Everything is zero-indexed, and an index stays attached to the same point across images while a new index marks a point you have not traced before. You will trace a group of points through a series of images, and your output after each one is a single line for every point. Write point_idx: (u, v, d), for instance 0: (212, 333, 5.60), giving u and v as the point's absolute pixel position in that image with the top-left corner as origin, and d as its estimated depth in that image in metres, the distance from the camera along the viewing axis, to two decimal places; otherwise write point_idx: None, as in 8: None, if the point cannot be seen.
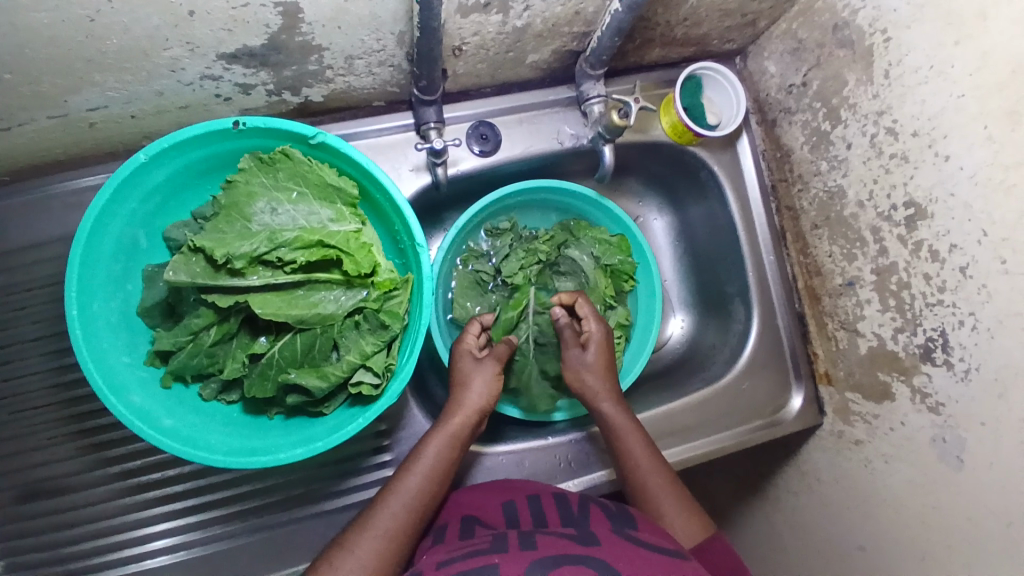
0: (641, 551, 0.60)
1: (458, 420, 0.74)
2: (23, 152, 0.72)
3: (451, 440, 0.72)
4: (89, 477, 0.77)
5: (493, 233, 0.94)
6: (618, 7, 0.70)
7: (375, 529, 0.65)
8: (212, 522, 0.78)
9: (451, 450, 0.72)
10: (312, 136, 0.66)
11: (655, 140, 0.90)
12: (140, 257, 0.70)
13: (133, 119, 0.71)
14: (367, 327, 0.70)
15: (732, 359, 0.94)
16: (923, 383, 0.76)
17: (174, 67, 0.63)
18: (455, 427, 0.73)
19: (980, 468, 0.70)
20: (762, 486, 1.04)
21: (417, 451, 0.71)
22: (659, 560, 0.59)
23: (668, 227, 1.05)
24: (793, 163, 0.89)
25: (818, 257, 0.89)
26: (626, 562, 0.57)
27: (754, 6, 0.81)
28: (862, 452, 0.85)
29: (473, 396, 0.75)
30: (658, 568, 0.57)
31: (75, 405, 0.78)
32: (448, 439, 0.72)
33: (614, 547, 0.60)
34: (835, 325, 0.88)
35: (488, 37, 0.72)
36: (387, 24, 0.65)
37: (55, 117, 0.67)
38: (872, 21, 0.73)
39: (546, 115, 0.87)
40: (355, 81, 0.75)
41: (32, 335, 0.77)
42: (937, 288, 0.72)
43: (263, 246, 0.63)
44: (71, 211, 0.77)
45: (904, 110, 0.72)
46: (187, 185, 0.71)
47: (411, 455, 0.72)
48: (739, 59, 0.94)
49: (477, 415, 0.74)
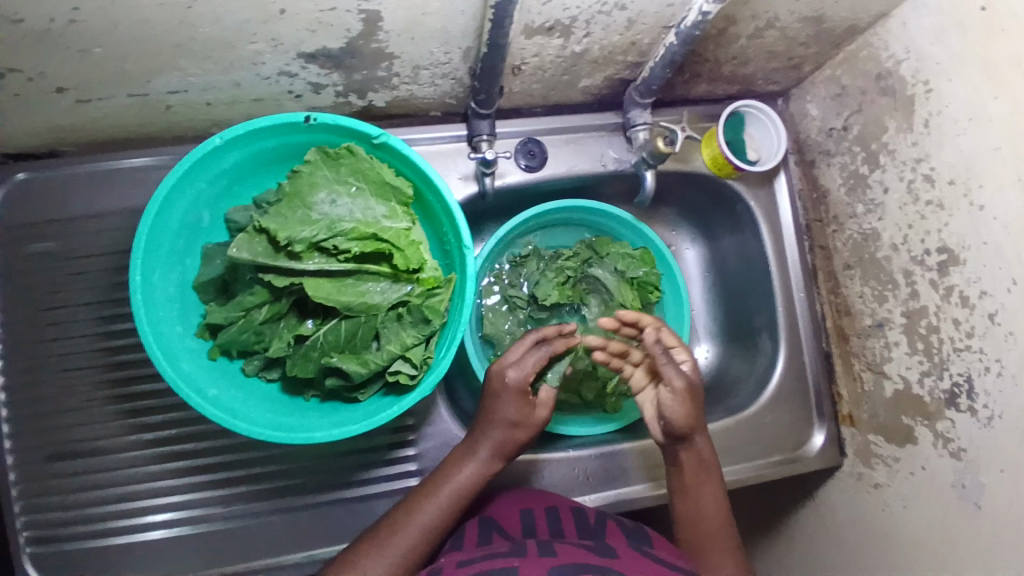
0: (656, 564, 0.63)
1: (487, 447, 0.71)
2: (100, 125, 0.77)
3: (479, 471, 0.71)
4: (123, 441, 0.81)
5: (516, 261, 0.97)
6: (673, 40, 0.74)
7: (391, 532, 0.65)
8: (236, 499, 0.81)
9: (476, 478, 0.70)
10: (376, 136, 0.71)
11: (695, 170, 0.94)
12: (201, 235, 0.75)
13: (208, 107, 0.76)
14: (409, 320, 0.73)
15: (756, 390, 0.95)
16: (947, 428, 0.76)
17: (256, 61, 0.68)
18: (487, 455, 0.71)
19: (998, 515, 0.71)
20: (776, 524, 1.04)
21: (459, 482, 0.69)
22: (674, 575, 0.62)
23: (700, 257, 1.07)
24: (829, 204, 0.92)
25: (848, 297, 0.91)
26: None
27: (801, 50, 0.84)
28: (881, 495, 0.86)
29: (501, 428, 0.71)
30: None
31: (117, 370, 0.81)
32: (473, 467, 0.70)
33: (631, 560, 0.63)
34: (862, 366, 0.90)
35: (548, 59, 0.77)
36: (456, 38, 0.69)
37: (136, 96, 0.72)
38: (914, 72, 0.76)
39: (591, 138, 0.91)
40: (417, 89, 0.79)
41: (84, 300, 0.81)
42: (965, 334, 0.73)
43: (322, 233, 0.67)
44: (134, 186, 0.82)
45: (941, 158, 0.75)
46: (252, 171, 0.76)
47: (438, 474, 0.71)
48: (781, 100, 0.98)
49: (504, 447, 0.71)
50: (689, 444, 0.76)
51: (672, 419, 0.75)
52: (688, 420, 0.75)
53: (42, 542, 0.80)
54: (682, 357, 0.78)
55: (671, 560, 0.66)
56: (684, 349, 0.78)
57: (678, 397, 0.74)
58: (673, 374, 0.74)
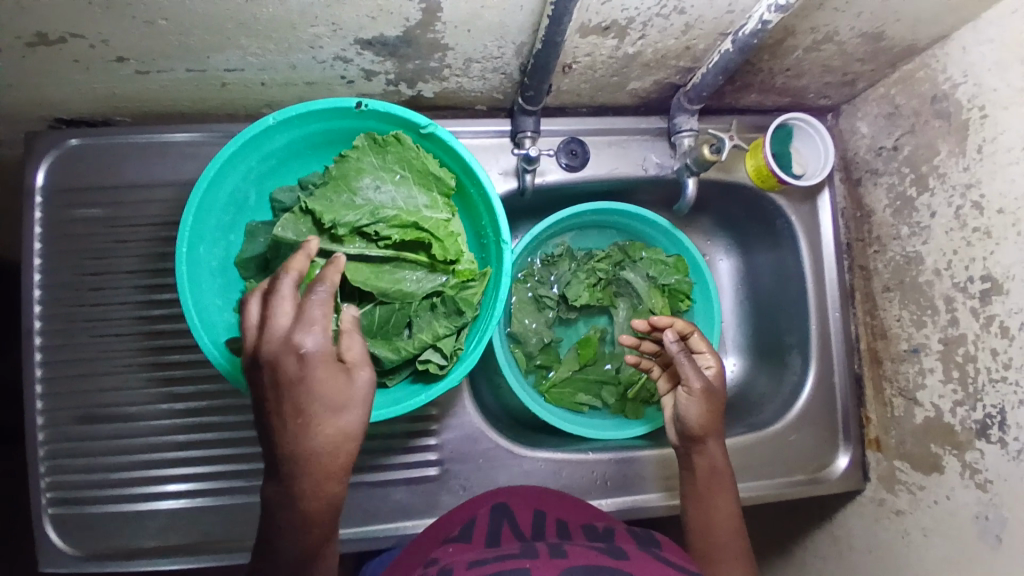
0: (666, 563, 0.63)
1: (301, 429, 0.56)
2: (156, 97, 0.79)
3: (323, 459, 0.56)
4: (155, 409, 0.83)
5: (549, 260, 0.97)
6: (728, 48, 0.73)
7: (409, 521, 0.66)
8: (257, 474, 0.82)
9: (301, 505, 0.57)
10: (424, 126, 0.71)
11: (736, 181, 0.93)
12: (246, 213, 0.76)
13: (262, 87, 0.78)
14: (443, 310, 0.73)
15: (782, 408, 0.94)
16: (975, 458, 0.74)
17: (313, 44, 0.69)
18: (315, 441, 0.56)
19: (1018, 551, 0.69)
20: (791, 543, 1.03)
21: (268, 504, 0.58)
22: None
23: (734, 269, 1.06)
24: (872, 224, 0.90)
25: (885, 321, 0.89)
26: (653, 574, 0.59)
27: (857, 67, 0.83)
28: (901, 523, 0.84)
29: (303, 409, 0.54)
30: None
31: (153, 338, 0.83)
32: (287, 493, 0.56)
33: (642, 560, 0.62)
34: (893, 391, 0.88)
35: (599, 59, 0.76)
36: (511, 34, 0.70)
37: (194, 71, 0.73)
38: (972, 96, 0.74)
39: (634, 142, 0.91)
40: (467, 82, 0.80)
41: (128, 268, 0.84)
42: (1002, 365, 0.71)
43: (365, 219, 0.69)
44: (186, 160, 0.84)
45: (993, 185, 0.73)
46: (300, 154, 0.77)
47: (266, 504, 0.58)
48: (831, 116, 0.96)
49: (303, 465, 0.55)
50: (704, 450, 0.78)
51: (688, 420, 0.78)
52: (703, 423, 0.77)
53: (63, 502, 0.82)
54: (709, 363, 0.80)
55: (679, 561, 0.65)
56: (712, 355, 0.80)
57: (696, 397, 0.76)
58: (691, 374, 0.76)
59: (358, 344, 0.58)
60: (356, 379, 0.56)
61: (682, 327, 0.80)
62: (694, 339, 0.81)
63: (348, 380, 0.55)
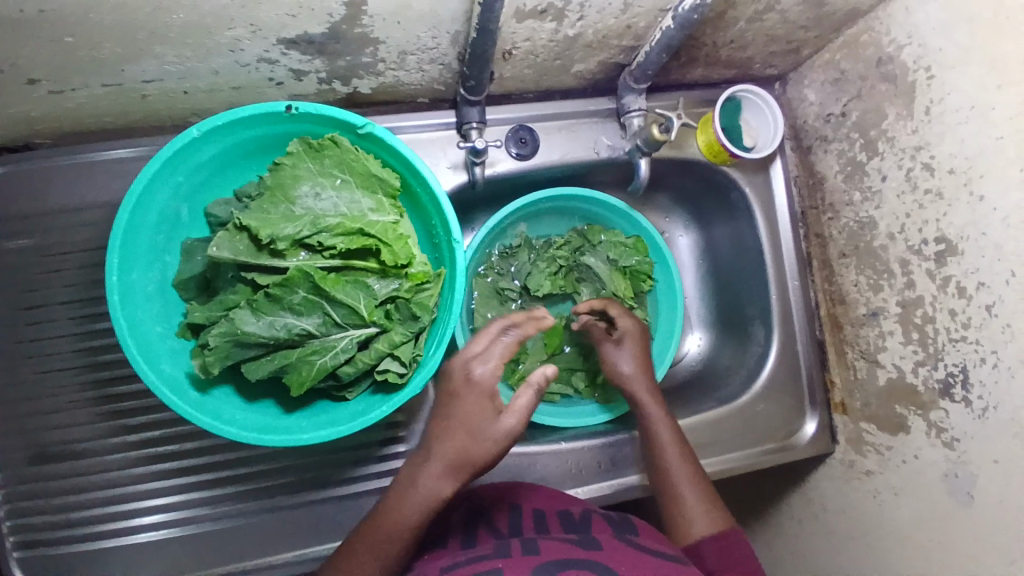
0: (639, 552, 0.62)
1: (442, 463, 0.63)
2: (73, 115, 0.73)
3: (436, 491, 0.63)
4: (107, 443, 0.79)
5: (507, 252, 0.95)
6: (670, 24, 0.71)
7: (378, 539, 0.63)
8: (223, 499, 0.79)
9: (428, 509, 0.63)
10: (361, 126, 0.68)
11: (689, 157, 0.92)
12: (181, 230, 0.72)
13: (186, 95, 0.73)
14: (398, 317, 0.71)
15: (749, 380, 0.94)
16: (939, 418, 0.76)
17: (234, 47, 0.65)
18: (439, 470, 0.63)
19: (989, 506, 0.71)
20: (766, 510, 1.04)
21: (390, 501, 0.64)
22: (659, 564, 0.60)
23: (694, 244, 1.06)
24: (825, 192, 0.90)
25: (843, 287, 0.90)
26: (626, 565, 0.58)
27: (801, 34, 0.82)
28: (871, 483, 0.86)
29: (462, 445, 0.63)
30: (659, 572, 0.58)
31: (100, 370, 0.79)
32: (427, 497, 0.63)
33: (614, 550, 0.61)
34: (855, 355, 0.89)
35: (539, 44, 0.74)
36: (445, 23, 0.66)
37: (110, 85, 0.68)
38: (916, 58, 0.74)
39: (584, 124, 0.88)
40: (404, 75, 0.76)
41: (63, 298, 0.79)
42: (961, 325, 0.73)
43: (307, 230, 0.65)
44: (113, 178, 0.78)
45: (942, 147, 0.73)
46: (232, 163, 0.73)
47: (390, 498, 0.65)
48: (778, 85, 0.95)
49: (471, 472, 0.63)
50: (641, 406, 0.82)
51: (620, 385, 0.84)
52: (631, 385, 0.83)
53: (27, 546, 0.78)
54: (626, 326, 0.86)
55: (655, 548, 0.65)
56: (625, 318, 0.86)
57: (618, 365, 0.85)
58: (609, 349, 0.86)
59: (528, 398, 0.65)
60: (501, 423, 0.63)
61: (596, 307, 0.86)
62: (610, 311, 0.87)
63: (497, 423, 0.63)
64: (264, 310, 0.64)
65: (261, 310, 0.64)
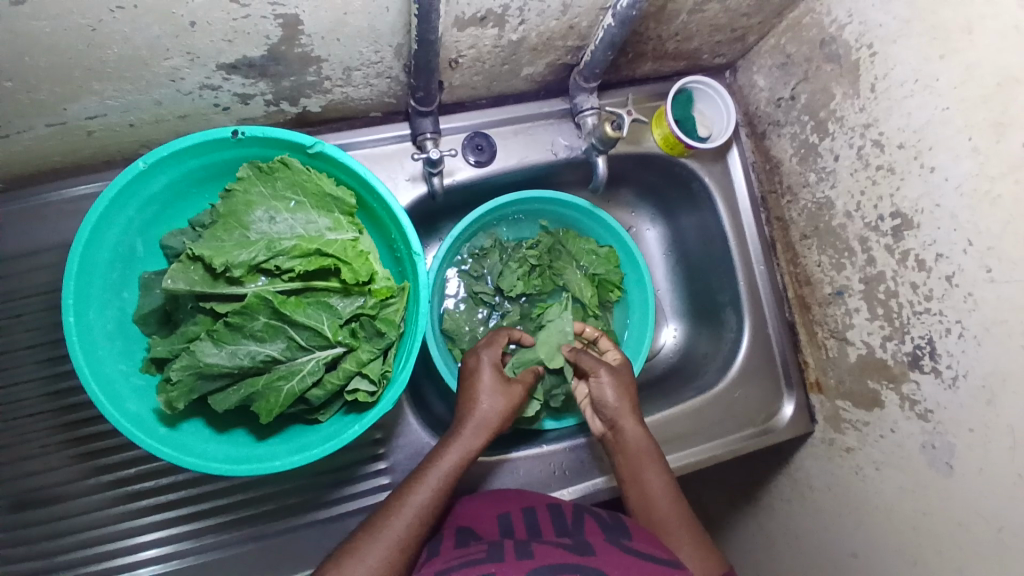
0: (633, 556, 0.61)
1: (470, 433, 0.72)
2: (22, 159, 0.72)
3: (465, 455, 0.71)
4: (83, 485, 0.76)
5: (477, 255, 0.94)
6: (610, 22, 0.71)
7: (361, 556, 0.62)
8: (205, 532, 0.77)
9: (462, 462, 0.71)
10: (310, 145, 0.67)
11: (647, 151, 0.92)
12: (136, 265, 0.71)
13: (132, 128, 0.72)
14: (363, 335, 0.71)
15: (724, 367, 0.95)
16: (912, 390, 0.77)
17: (174, 77, 0.64)
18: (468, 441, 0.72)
19: (969, 473, 0.71)
20: (754, 494, 1.05)
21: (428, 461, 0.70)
22: (655, 567, 0.60)
23: (660, 237, 1.06)
24: (782, 174, 0.91)
25: (808, 267, 0.91)
26: (621, 570, 0.57)
27: (743, 21, 0.83)
28: (853, 459, 0.86)
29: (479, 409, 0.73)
30: None
31: (69, 413, 0.77)
32: (464, 451, 0.71)
33: (609, 556, 0.60)
34: (825, 334, 0.90)
35: (485, 50, 0.74)
36: (385, 36, 0.66)
37: (54, 125, 0.67)
38: (858, 36, 0.75)
39: (540, 126, 0.89)
40: (352, 91, 0.76)
41: (25, 343, 0.77)
42: (924, 297, 0.74)
43: (262, 255, 0.64)
44: (68, 219, 0.77)
45: (890, 122, 0.74)
46: (183, 193, 0.72)
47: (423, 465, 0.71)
48: (729, 73, 0.96)
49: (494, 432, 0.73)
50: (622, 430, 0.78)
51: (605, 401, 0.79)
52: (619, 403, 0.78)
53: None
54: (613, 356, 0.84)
55: (652, 552, 0.64)
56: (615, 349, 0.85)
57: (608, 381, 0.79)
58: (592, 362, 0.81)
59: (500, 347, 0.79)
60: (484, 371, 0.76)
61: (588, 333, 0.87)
62: (603, 342, 0.87)
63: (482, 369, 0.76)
64: (225, 339, 0.64)
65: (222, 339, 0.64)
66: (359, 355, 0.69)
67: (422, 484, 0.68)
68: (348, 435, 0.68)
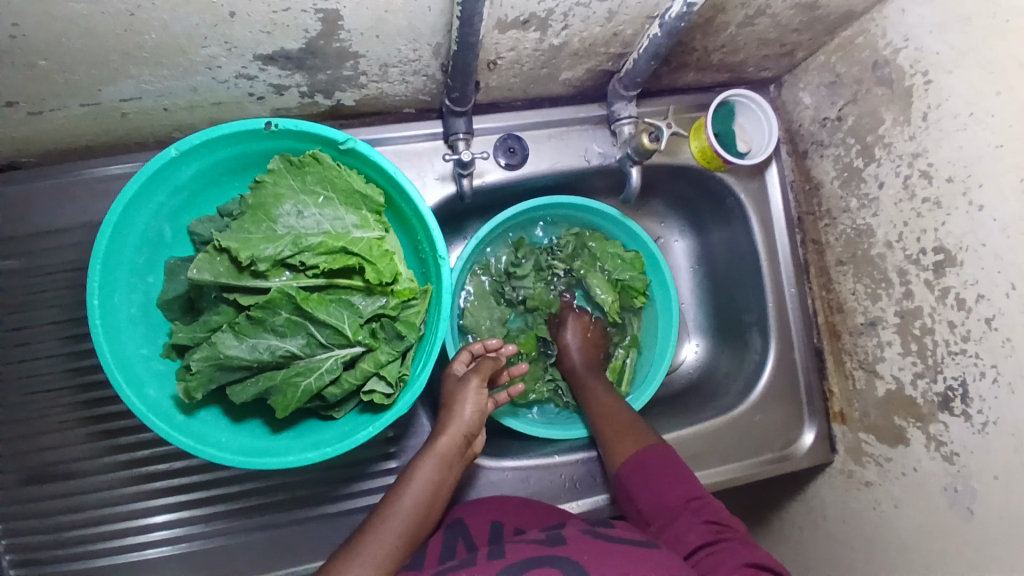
0: (603, 541, 0.60)
1: (446, 439, 0.70)
2: (55, 136, 0.72)
3: (441, 460, 0.70)
4: (98, 463, 0.77)
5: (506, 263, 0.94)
6: (656, 32, 0.69)
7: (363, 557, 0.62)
8: (213, 518, 0.78)
9: (441, 471, 0.70)
10: (342, 142, 0.67)
11: (682, 163, 0.90)
12: (163, 250, 0.71)
13: (165, 112, 0.71)
14: (383, 336, 0.70)
15: (745, 389, 0.93)
16: (939, 431, 0.74)
17: (210, 65, 0.64)
18: (445, 446, 0.70)
19: (991, 522, 0.69)
20: (766, 517, 1.03)
21: (405, 476, 0.69)
22: (627, 551, 0.59)
23: (689, 249, 1.04)
24: (822, 197, 0.88)
25: (841, 294, 0.88)
26: (591, 556, 0.56)
27: (794, 37, 0.80)
28: (872, 494, 0.84)
29: (454, 414, 0.72)
30: (624, 560, 0.56)
31: (88, 391, 0.78)
32: (440, 460, 0.69)
33: (580, 542, 0.60)
34: (853, 364, 0.87)
35: (524, 53, 0.72)
36: (424, 36, 0.65)
37: (88, 106, 0.67)
38: (914, 60, 0.72)
39: (575, 132, 0.87)
40: (387, 88, 0.75)
41: (49, 319, 0.78)
42: (961, 337, 0.71)
43: (288, 250, 0.64)
44: (98, 198, 0.78)
45: (940, 153, 0.71)
46: (213, 182, 0.72)
47: (403, 474, 0.70)
48: (773, 87, 0.93)
49: (466, 437, 0.71)
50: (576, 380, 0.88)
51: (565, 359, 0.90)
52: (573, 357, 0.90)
53: (25, 565, 0.77)
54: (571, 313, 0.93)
55: (627, 536, 0.63)
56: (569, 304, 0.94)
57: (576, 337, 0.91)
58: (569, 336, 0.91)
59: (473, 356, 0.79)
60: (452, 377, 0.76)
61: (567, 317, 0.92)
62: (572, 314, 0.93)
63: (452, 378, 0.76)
64: (247, 332, 0.64)
65: (243, 332, 0.63)
66: (379, 355, 0.69)
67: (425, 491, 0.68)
68: (362, 436, 0.68)
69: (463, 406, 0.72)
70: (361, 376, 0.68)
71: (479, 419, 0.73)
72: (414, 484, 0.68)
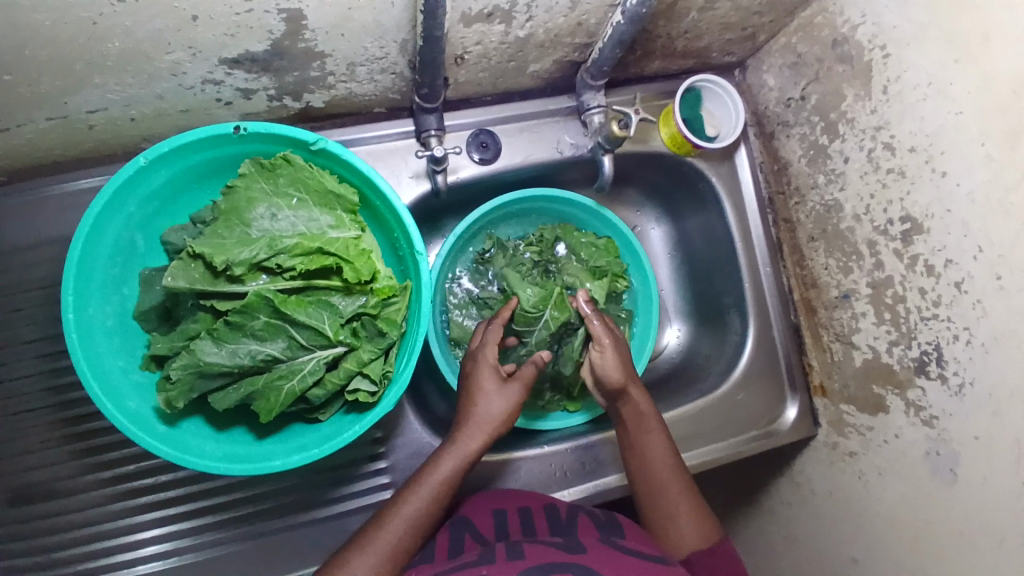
0: (622, 554, 0.61)
1: (468, 439, 0.70)
2: (22, 152, 0.71)
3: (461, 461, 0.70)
4: (83, 481, 0.76)
5: (482, 262, 0.92)
6: (619, 19, 0.70)
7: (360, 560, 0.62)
8: (203, 529, 0.77)
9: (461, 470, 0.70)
10: (312, 142, 0.67)
11: (654, 150, 0.91)
12: (137, 261, 0.70)
13: (133, 122, 0.71)
14: (365, 335, 0.70)
15: (727, 369, 0.94)
16: (917, 396, 0.76)
17: (176, 71, 0.63)
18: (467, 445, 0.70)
19: (973, 481, 0.71)
20: (755, 496, 1.04)
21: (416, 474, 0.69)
22: (645, 565, 0.59)
23: (666, 236, 1.05)
24: (790, 176, 0.90)
25: (814, 270, 0.90)
26: (610, 568, 0.56)
27: (754, 20, 0.81)
28: (856, 464, 0.86)
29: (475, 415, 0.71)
30: None
31: (69, 408, 0.77)
32: (464, 459, 0.70)
33: (599, 554, 0.60)
34: (831, 337, 0.89)
35: (491, 47, 0.72)
36: (390, 32, 0.65)
37: (55, 118, 0.66)
38: (871, 37, 0.74)
39: (546, 124, 0.87)
40: (356, 87, 0.75)
41: (25, 338, 0.76)
42: (932, 303, 0.73)
43: (263, 253, 0.64)
44: (66, 212, 0.76)
45: (902, 125, 0.73)
46: (184, 190, 0.71)
47: (418, 471, 0.70)
48: (738, 72, 0.95)
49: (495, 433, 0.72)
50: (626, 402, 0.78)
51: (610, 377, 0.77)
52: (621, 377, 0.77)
53: None
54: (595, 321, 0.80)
55: (644, 550, 0.63)
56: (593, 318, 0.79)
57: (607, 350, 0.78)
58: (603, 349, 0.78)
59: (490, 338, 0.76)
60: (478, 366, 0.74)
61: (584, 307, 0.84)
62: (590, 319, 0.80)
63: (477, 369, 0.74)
64: (225, 338, 0.63)
65: (222, 338, 0.63)
66: (361, 353, 0.69)
67: (416, 497, 0.67)
68: (349, 436, 0.67)
69: (493, 405, 0.72)
70: (342, 374, 0.68)
71: (508, 418, 0.73)
72: (428, 484, 0.68)
